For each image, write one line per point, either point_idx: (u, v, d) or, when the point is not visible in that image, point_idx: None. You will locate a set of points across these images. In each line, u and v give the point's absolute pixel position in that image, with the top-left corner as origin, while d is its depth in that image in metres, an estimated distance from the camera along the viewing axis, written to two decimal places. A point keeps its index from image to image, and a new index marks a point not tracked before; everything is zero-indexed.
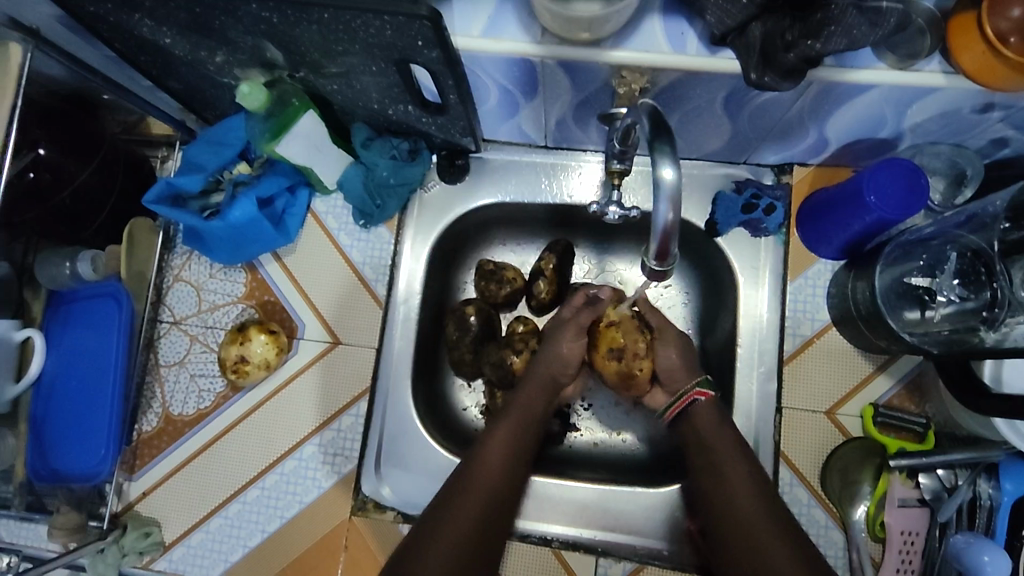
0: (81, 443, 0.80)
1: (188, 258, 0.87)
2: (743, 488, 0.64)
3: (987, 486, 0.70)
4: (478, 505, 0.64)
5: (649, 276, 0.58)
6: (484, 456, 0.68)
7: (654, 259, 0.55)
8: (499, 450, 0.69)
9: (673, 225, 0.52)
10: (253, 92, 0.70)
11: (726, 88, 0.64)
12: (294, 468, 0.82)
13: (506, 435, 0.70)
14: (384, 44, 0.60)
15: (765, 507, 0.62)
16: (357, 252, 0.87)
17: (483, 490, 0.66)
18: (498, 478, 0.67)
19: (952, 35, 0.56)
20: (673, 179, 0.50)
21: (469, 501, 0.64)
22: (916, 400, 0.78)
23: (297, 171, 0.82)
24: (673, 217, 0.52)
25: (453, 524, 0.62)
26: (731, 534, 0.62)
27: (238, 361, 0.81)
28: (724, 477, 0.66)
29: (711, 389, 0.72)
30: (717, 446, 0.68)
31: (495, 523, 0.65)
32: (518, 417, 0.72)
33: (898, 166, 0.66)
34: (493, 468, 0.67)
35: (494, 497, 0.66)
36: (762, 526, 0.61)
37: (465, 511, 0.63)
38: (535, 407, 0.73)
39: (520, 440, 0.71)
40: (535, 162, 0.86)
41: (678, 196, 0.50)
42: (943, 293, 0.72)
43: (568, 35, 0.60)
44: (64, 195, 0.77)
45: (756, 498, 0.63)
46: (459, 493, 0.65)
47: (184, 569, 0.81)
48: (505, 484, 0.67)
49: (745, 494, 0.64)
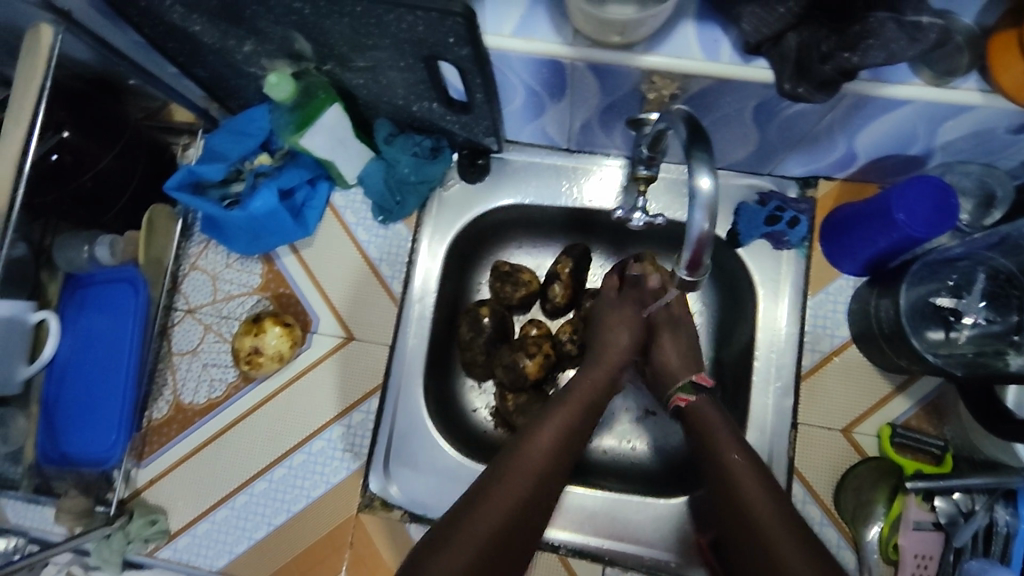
0: (91, 430, 0.80)
1: (205, 246, 0.87)
2: (756, 495, 0.63)
3: (1004, 512, 0.67)
4: (518, 494, 0.63)
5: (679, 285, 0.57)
6: (530, 444, 0.67)
7: (686, 271, 0.55)
8: (542, 445, 0.67)
9: (708, 234, 0.51)
10: (281, 83, 0.69)
11: (757, 98, 0.64)
12: (303, 462, 0.81)
13: (557, 424, 0.69)
14: (415, 40, 0.60)
15: (779, 515, 0.61)
16: (373, 248, 0.86)
17: (526, 476, 0.64)
18: (540, 468, 0.66)
19: (993, 53, 0.55)
20: (710, 189, 0.49)
21: (507, 490, 0.63)
22: (934, 422, 0.76)
23: (318, 164, 0.81)
24: (707, 227, 0.50)
25: (489, 509, 0.61)
26: (750, 540, 0.61)
27: (251, 352, 0.80)
28: (730, 474, 0.65)
29: (692, 394, 0.73)
30: (724, 436, 0.68)
31: (533, 511, 0.63)
32: (568, 409, 0.71)
33: (927, 183, 0.65)
34: (535, 461, 0.66)
35: (533, 485, 0.64)
36: (782, 535, 0.59)
37: (502, 496, 0.62)
38: (585, 402, 0.73)
39: (567, 432, 0.69)
40: (556, 165, 0.87)
41: (715, 206, 0.49)
42: (969, 315, 0.71)
43: (600, 37, 0.60)
44: (85, 178, 0.77)
45: (770, 504, 0.62)
46: (497, 480, 0.64)
47: (187, 558, 0.81)
48: (545, 473, 0.66)
49: (758, 503, 0.62)
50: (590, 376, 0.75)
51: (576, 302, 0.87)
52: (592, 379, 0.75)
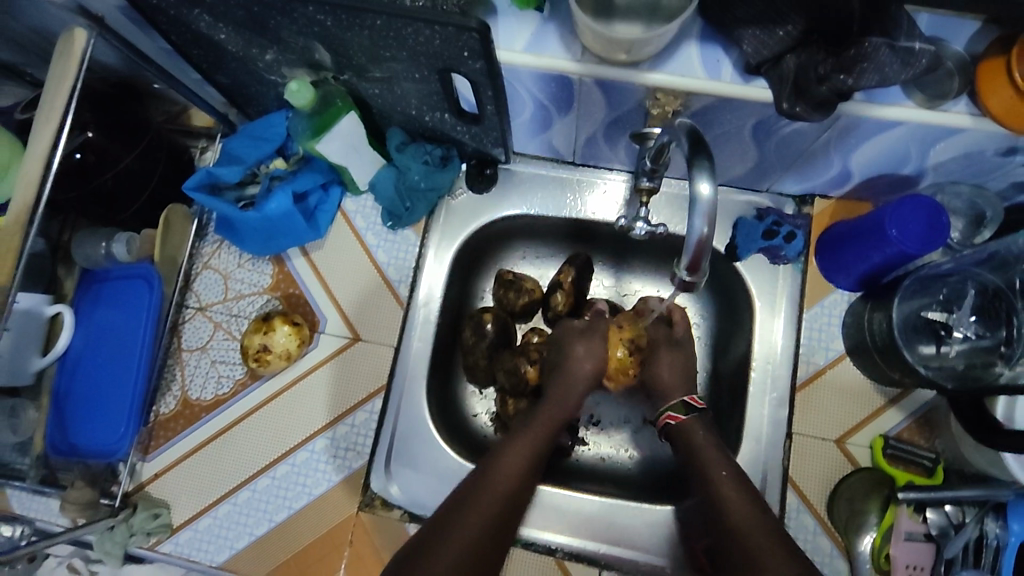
0: (100, 422, 0.81)
1: (218, 246, 0.89)
2: (740, 503, 0.64)
3: (994, 525, 0.68)
4: (494, 506, 0.64)
5: (678, 287, 0.58)
6: (503, 460, 0.69)
7: (686, 271, 0.55)
8: (514, 460, 0.70)
9: (707, 239, 0.52)
10: (301, 90, 0.71)
11: (756, 116, 0.67)
12: (305, 460, 0.83)
13: (527, 442, 0.72)
14: (431, 53, 0.63)
15: (763, 523, 0.61)
16: (382, 252, 0.89)
17: (499, 490, 0.66)
18: (512, 482, 0.68)
19: (981, 79, 0.59)
20: (710, 195, 0.51)
21: (484, 502, 0.64)
22: (926, 435, 0.78)
23: (331, 169, 0.84)
24: (707, 231, 0.52)
25: (469, 520, 0.62)
26: (733, 545, 0.61)
27: (260, 349, 0.81)
28: (715, 487, 0.67)
29: (684, 414, 0.75)
30: (713, 454, 0.70)
31: (506, 525, 0.65)
32: (533, 436, 0.74)
33: (921, 202, 0.67)
34: (507, 475, 0.68)
35: (506, 499, 0.66)
36: (758, 533, 0.60)
37: (480, 508, 0.64)
38: (551, 424, 0.76)
39: (536, 450, 0.72)
40: (561, 178, 0.90)
41: (714, 212, 0.51)
42: (959, 329, 0.73)
43: (607, 55, 0.63)
44: (107, 177, 0.79)
45: (753, 508, 0.63)
46: (474, 493, 0.65)
47: (189, 552, 0.82)
48: (516, 488, 0.68)
49: (740, 509, 0.64)
50: (559, 395, 0.78)
51: (578, 311, 0.91)
52: (560, 399, 0.78)
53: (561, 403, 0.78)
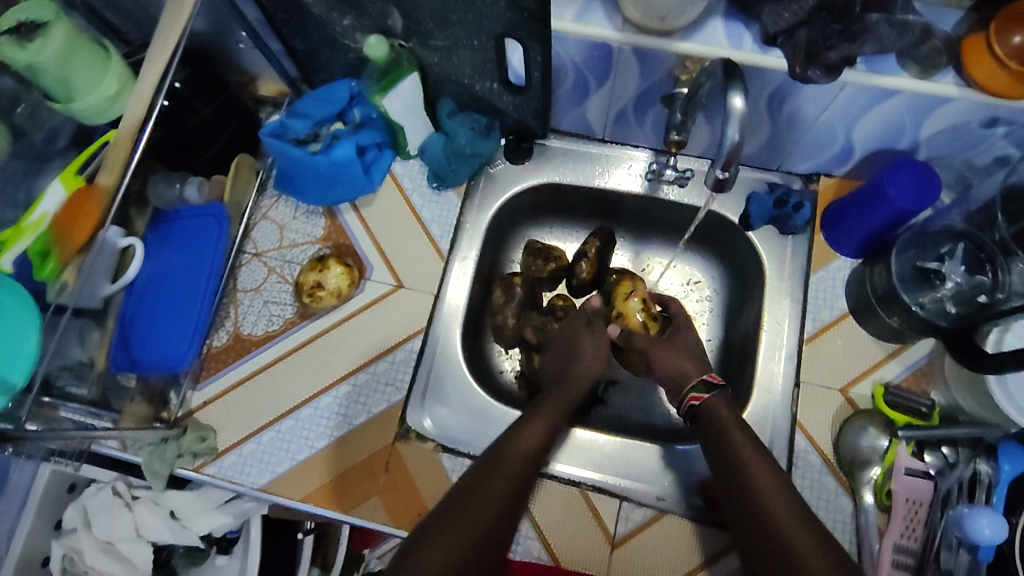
0: (161, 344, 0.87)
1: (276, 200, 0.98)
2: (750, 450, 0.73)
3: (985, 465, 0.74)
4: (514, 474, 0.72)
5: (711, 185, 0.67)
6: (524, 433, 0.75)
7: (721, 168, 0.64)
8: (535, 430, 0.76)
9: (737, 148, 0.61)
10: (379, 44, 0.82)
11: (771, 86, 0.76)
12: (348, 392, 0.89)
13: (548, 413, 0.79)
14: (494, 17, 0.73)
15: (776, 473, 0.71)
16: (426, 211, 0.97)
17: (514, 470, 0.72)
18: (532, 449, 0.74)
19: (966, 53, 0.69)
20: (741, 106, 0.59)
21: (504, 471, 0.72)
22: (922, 384, 0.85)
23: (388, 129, 0.94)
24: (739, 140, 0.61)
25: (491, 489, 0.70)
26: (749, 499, 0.69)
27: (314, 286, 0.89)
28: (728, 436, 0.75)
29: (706, 394, 0.80)
30: (727, 407, 0.78)
31: (523, 489, 0.73)
32: (555, 411, 0.80)
33: (913, 166, 0.77)
34: (528, 445, 0.74)
35: (524, 469, 0.73)
36: (777, 504, 0.68)
37: (502, 477, 0.71)
38: (578, 392, 0.83)
39: (556, 418, 0.79)
40: (591, 152, 0.99)
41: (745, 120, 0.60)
42: (951, 276, 0.80)
43: (645, 23, 0.73)
44: (189, 123, 0.88)
45: (772, 482, 0.70)
46: (499, 462, 0.72)
47: (232, 476, 0.86)
48: (536, 456, 0.75)
49: (757, 462, 0.72)
50: (597, 354, 0.88)
51: (600, 279, 0.99)
52: (594, 357, 0.88)
53: (597, 360, 0.88)
